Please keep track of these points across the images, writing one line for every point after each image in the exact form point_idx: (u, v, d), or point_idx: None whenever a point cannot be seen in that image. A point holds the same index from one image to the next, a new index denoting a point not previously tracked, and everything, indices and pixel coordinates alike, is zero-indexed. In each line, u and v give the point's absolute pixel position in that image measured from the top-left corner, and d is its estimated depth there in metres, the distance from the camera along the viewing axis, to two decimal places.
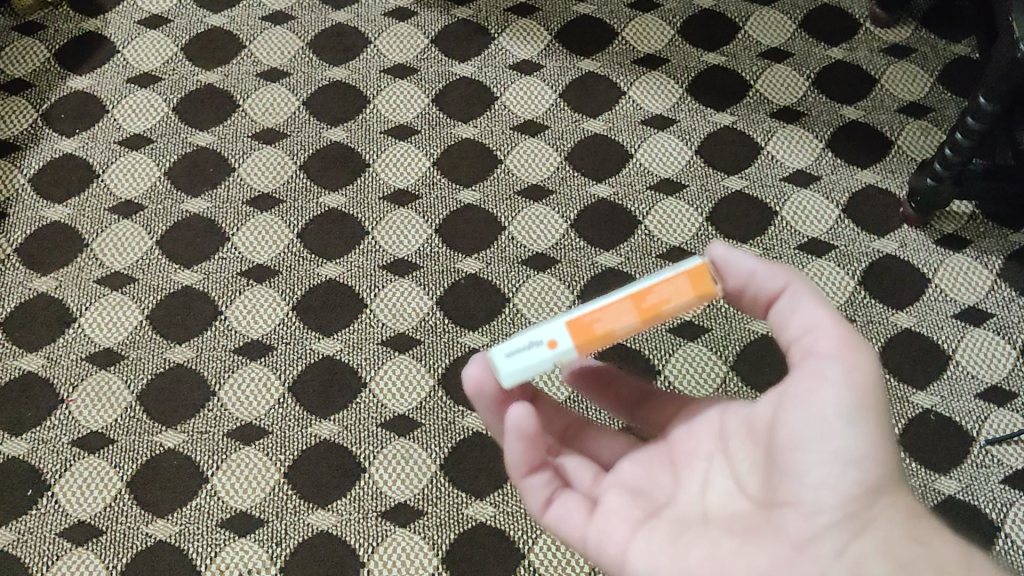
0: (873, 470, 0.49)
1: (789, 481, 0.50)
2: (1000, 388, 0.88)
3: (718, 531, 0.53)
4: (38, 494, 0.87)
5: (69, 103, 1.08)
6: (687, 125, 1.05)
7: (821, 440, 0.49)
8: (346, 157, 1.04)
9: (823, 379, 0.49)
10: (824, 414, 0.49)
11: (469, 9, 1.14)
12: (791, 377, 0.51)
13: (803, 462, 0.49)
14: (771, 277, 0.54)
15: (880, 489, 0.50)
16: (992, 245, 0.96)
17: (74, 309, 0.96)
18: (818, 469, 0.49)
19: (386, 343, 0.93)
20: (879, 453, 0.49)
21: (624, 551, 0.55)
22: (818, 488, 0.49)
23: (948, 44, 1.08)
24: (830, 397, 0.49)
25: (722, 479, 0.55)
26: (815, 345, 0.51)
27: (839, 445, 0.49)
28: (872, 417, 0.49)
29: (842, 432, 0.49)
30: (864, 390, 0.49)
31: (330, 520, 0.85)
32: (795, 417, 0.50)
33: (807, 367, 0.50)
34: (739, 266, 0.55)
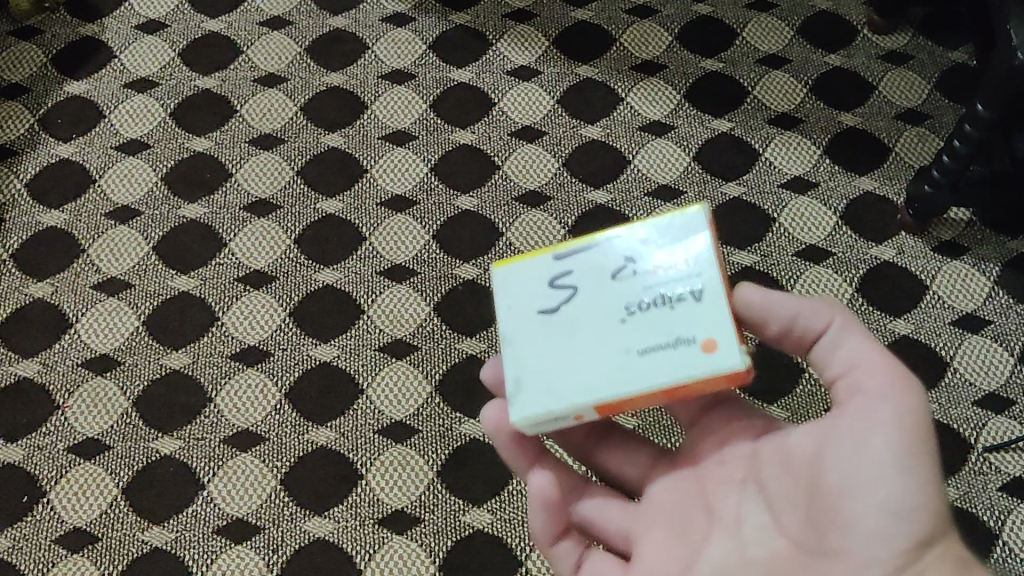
0: (926, 522, 0.49)
1: (837, 528, 0.50)
2: (998, 395, 0.88)
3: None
4: (33, 501, 0.87)
5: (66, 108, 1.08)
6: (685, 131, 1.05)
7: (872, 489, 0.49)
8: (344, 162, 1.04)
9: (875, 424, 0.50)
10: (875, 462, 0.49)
11: (467, 14, 1.14)
12: (839, 416, 0.52)
13: (853, 511, 0.50)
14: (814, 314, 0.56)
15: (930, 539, 0.49)
16: (990, 252, 0.96)
17: (71, 315, 0.96)
18: (869, 520, 0.49)
19: (383, 349, 0.93)
20: (930, 504, 0.49)
21: None
22: (868, 539, 0.49)
23: (946, 51, 1.08)
24: (882, 444, 0.49)
25: (760, 514, 0.56)
26: (864, 385, 0.52)
27: (889, 496, 0.49)
28: (925, 465, 0.49)
29: (893, 482, 0.49)
30: (915, 437, 0.49)
31: (327, 527, 0.85)
32: (843, 463, 0.50)
33: (856, 407, 0.52)
34: (779, 305, 0.57)
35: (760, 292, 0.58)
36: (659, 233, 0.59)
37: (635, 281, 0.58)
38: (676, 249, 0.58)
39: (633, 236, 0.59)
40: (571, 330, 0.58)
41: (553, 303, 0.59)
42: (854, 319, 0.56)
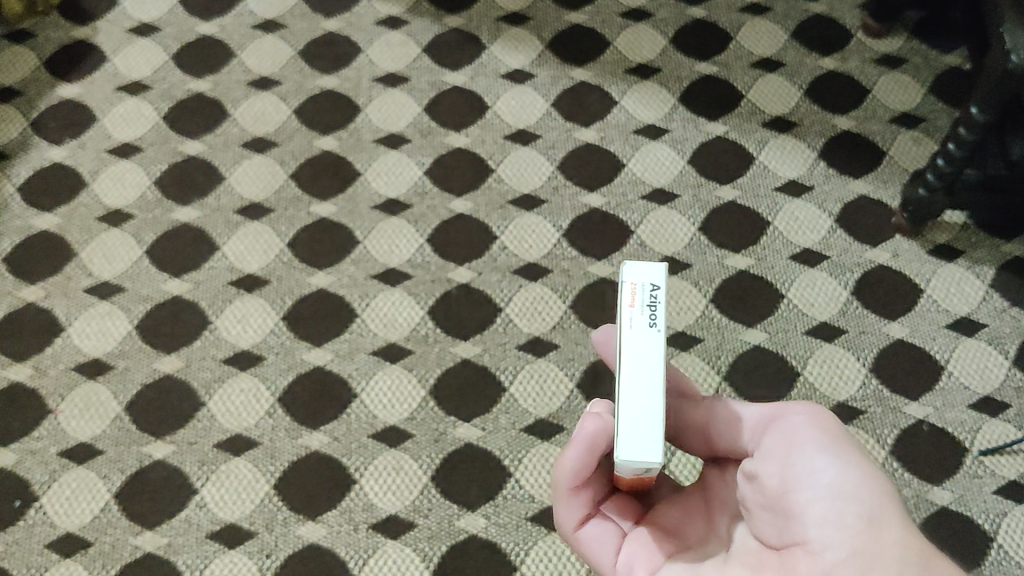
0: (872, 505, 0.52)
1: (793, 521, 0.53)
2: (993, 399, 0.88)
3: (732, 569, 0.54)
4: (25, 506, 0.86)
5: (58, 111, 1.08)
6: (679, 134, 1.05)
7: (812, 477, 0.53)
8: (337, 165, 1.04)
9: (804, 432, 0.56)
10: (811, 456, 0.54)
11: (461, 18, 1.13)
12: (768, 439, 0.58)
13: (801, 499, 0.53)
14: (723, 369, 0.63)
15: (883, 521, 0.51)
16: (984, 255, 0.96)
17: (63, 319, 0.95)
18: (815, 504, 0.52)
19: (376, 353, 0.92)
20: (873, 487, 0.53)
21: None
22: (819, 521, 0.52)
23: (939, 55, 1.08)
24: (812, 443, 0.55)
25: (742, 534, 0.58)
26: (780, 411, 0.59)
27: (831, 480, 0.53)
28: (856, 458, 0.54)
29: (830, 468, 0.53)
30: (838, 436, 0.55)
31: (320, 532, 0.84)
32: (784, 465, 0.55)
33: (785, 425, 0.58)
34: (671, 413, 0.66)
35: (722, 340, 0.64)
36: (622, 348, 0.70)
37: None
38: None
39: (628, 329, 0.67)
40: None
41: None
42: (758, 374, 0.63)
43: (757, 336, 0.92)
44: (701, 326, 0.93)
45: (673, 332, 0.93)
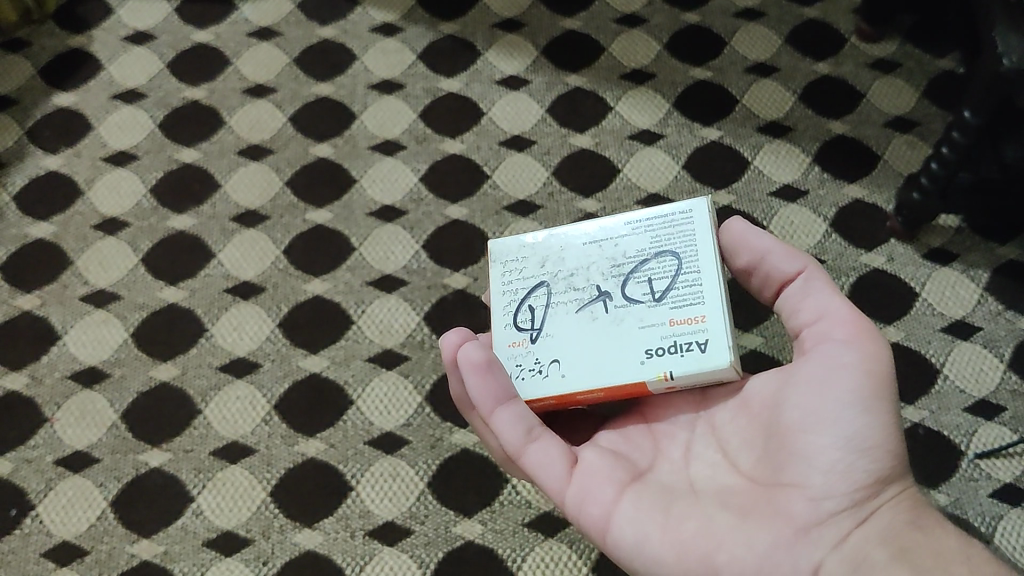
0: (881, 463, 0.55)
1: (800, 463, 0.55)
2: (988, 402, 0.88)
3: (714, 508, 0.57)
4: (21, 515, 0.86)
5: (54, 120, 1.08)
6: (674, 140, 1.05)
7: (835, 424, 0.55)
8: (333, 173, 1.04)
9: (834, 364, 0.56)
10: (835, 399, 0.55)
11: (456, 25, 1.14)
12: (803, 357, 0.58)
13: (815, 444, 0.55)
14: (786, 258, 0.64)
15: (887, 478, 0.55)
16: (979, 258, 0.96)
17: (58, 328, 0.95)
18: (829, 454, 0.55)
19: (372, 359, 0.92)
20: (886, 446, 0.55)
21: (610, 513, 0.59)
22: (828, 471, 0.55)
23: (933, 59, 1.08)
24: (846, 382, 0.55)
25: (714, 456, 0.61)
26: (829, 330, 0.59)
27: (851, 432, 0.55)
28: (883, 410, 0.55)
29: (856, 417, 0.55)
30: (875, 378, 0.56)
31: (317, 540, 0.84)
32: (804, 400, 0.56)
33: (820, 349, 0.58)
34: (756, 242, 0.65)
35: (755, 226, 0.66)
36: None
37: (580, 272, 0.66)
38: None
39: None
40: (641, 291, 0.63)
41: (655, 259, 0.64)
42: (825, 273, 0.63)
43: (753, 341, 0.91)
44: None
45: None
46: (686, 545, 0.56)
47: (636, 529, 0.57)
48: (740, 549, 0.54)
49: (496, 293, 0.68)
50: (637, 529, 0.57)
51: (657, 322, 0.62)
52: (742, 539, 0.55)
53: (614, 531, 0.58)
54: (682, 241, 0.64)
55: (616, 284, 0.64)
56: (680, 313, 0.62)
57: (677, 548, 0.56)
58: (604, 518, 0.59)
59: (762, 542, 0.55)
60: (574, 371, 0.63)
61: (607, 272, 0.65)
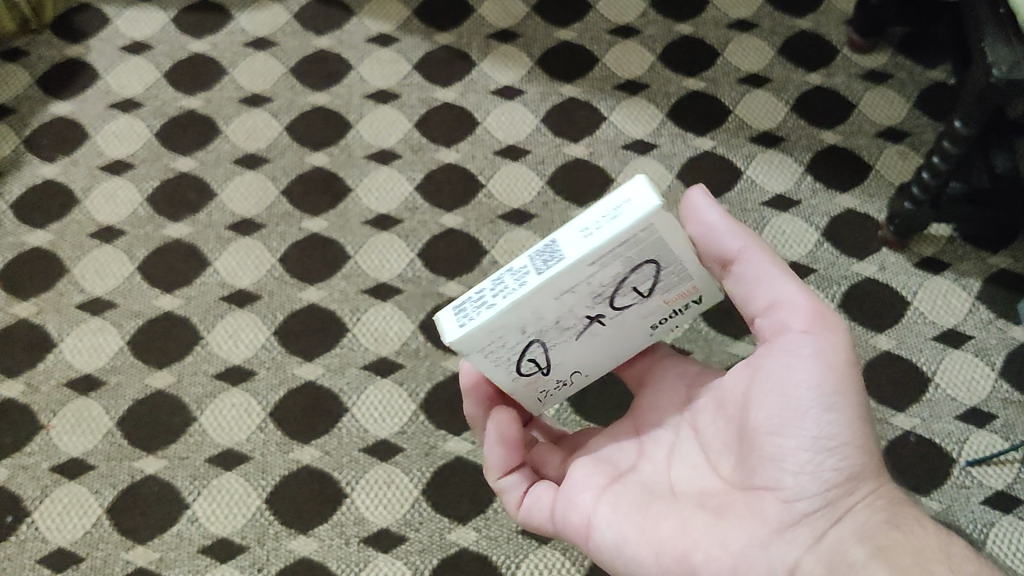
0: (854, 459, 0.51)
1: (768, 466, 0.52)
2: (980, 410, 0.89)
3: (690, 509, 0.55)
4: (17, 521, 0.87)
5: (51, 129, 1.08)
6: (667, 149, 1.06)
7: (803, 425, 0.51)
8: (328, 181, 1.04)
9: (802, 361, 0.52)
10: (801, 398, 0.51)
11: (451, 35, 1.15)
12: (768, 354, 0.54)
13: (782, 445, 0.51)
14: (730, 237, 0.55)
15: (863, 474, 0.51)
16: (970, 267, 0.97)
17: (54, 335, 0.96)
18: (796, 455, 0.51)
19: (367, 367, 0.93)
20: (857, 439, 0.51)
21: (590, 517, 0.58)
22: (798, 472, 0.51)
23: (924, 70, 1.09)
24: (816, 379, 0.51)
25: (692, 456, 0.59)
26: (787, 320, 0.53)
27: (815, 430, 0.50)
28: (848, 402, 0.51)
29: (819, 415, 0.50)
30: (837, 368, 0.51)
31: (312, 547, 0.84)
32: (771, 403, 0.52)
33: (782, 346, 0.53)
34: (704, 217, 0.56)
35: (701, 197, 0.57)
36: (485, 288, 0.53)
37: (566, 318, 0.54)
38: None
39: (526, 275, 0.50)
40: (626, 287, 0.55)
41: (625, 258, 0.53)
42: (764, 248, 0.55)
43: (746, 349, 0.92)
44: (690, 339, 0.94)
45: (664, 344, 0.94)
46: (664, 546, 0.54)
47: (615, 530, 0.57)
48: (717, 550, 0.51)
49: (480, 363, 0.56)
50: (615, 535, 0.56)
51: (655, 307, 0.57)
52: (716, 542, 0.52)
53: (596, 534, 0.58)
54: (659, 253, 0.51)
55: (607, 305, 0.55)
56: (675, 293, 0.56)
57: (654, 550, 0.54)
58: (586, 525, 0.58)
59: (736, 542, 0.51)
60: (592, 365, 0.62)
61: (593, 301, 0.53)
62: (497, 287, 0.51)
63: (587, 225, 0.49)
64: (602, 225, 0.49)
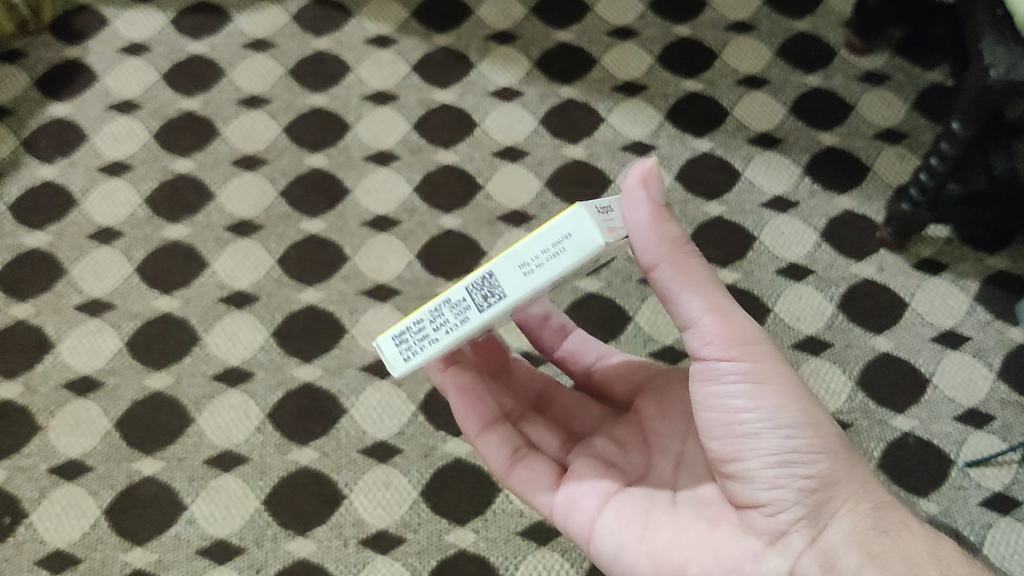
0: (822, 466, 0.51)
1: (744, 486, 0.52)
2: (978, 411, 0.89)
3: (687, 519, 0.55)
4: (15, 522, 0.86)
5: (50, 130, 1.08)
6: (665, 150, 1.06)
7: (760, 445, 0.51)
8: (327, 183, 1.04)
9: (730, 385, 0.52)
10: (748, 420, 0.51)
11: (450, 37, 1.15)
12: (696, 383, 0.54)
13: (745, 467, 0.52)
14: (649, 247, 0.50)
15: (837, 478, 0.51)
16: (969, 269, 0.97)
17: (53, 336, 0.95)
18: (764, 473, 0.51)
19: (366, 368, 0.93)
20: (818, 447, 0.51)
21: (592, 523, 0.59)
22: (771, 486, 0.51)
23: (922, 72, 1.09)
24: (754, 400, 0.51)
25: (694, 468, 0.59)
26: (703, 348, 0.52)
27: (771, 447, 0.51)
28: (797, 415, 0.51)
29: (772, 435, 0.51)
30: (772, 384, 0.51)
31: (310, 548, 0.84)
32: (719, 428, 0.53)
33: (704, 373, 0.52)
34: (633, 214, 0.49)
35: (636, 185, 0.49)
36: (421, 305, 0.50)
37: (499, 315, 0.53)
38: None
39: (466, 315, 0.47)
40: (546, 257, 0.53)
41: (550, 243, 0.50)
42: (687, 254, 0.51)
43: None
44: (688, 340, 0.94)
45: (662, 345, 0.94)
46: (661, 558, 0.54)
47: (615, 538, 0.57)
48: (709, 562, 0.52)
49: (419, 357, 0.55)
50: (615, 543, 0.57)
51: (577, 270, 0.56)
52: (709, 552, 0.52)
53: (598, 541, 0.58)
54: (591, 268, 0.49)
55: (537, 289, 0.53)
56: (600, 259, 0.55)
57: (653, 560, 0.55)
58: (590, 529, 0.59)
59: (731, 554, 0.51)
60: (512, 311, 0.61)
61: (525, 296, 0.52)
62: (438, 320, 0.48)
63: (527, 261, 0.46)
64: (542, 262, 0.45)
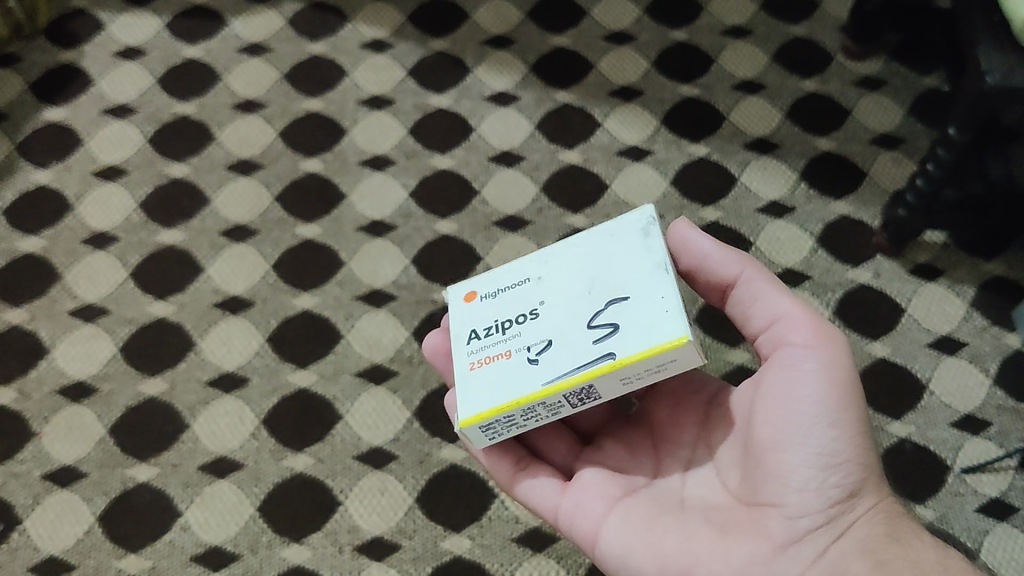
0: (853, 474, 0.55)
1: (774, 482, 0.55)
2: (974, 417, 0.89)
3: (697, 522, 0.57)
4: (8, 529, 0.86)
5: (44, 135, 1.08)
6: (662, 156, 1.06)
7: (810, 439, 0.54)
8: (323, 188, 1.04)
9: (802, 375, 0.56)
10: (801, 416, 0.55)
11: (446, 41, 1.14)
12: (768, 369, 0.58)
13: (785, 461, 0.55)
14: (729, 261, 0.61)
15: (863, 487, 0.55)
16: (965, 274, 0.97)
17: (47, 341, 0.95)
18: (801, 471, 0.54)
19: (361, 374, 0.93)
20: (855, 456, 0.55)
21: (598, 527, 0.60)
22: (802, 489, 0.54)
23: (919, 77, 1.09)
24: (819, 392, 0.55)
25: (704, 472, 0.61)
26: (788, 335, 0.58)
27: (817, 447, 0.54)
28: (847, 420, 0.55)
29: (822, 432, 0.54)
30: (835, 384, 0.55)
31: (305, 555, 0.84)
32: (776, 415, 0.56)
33: (784, 358, 0.57)
34: (695, 245, 0.62)
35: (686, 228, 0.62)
36: (508, 395, 0.56)
37: None
38: (479, 379, 0.58)
39: (558, 408, 0.58)
40: (574, 283, 0.59)
41: (602, 305, 0.57)
42: (763, 271, 0.61)
43: (741, 356, 0.92)
44: None
45: None
46: (667, 559, 0.56)
47: (622, 540, 0.58)
48: (719, 564, 0.54)
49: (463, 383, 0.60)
50: (622, 543, 0.58)
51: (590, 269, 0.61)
52: (721, 555, 0.55)
53: (602, 542, 0.59)
54: None
55: None
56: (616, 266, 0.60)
57: (659, 562, 0.56)
58: (593, 532, 0.60)
59: (741, 557, 0.54)
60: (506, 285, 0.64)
61: None
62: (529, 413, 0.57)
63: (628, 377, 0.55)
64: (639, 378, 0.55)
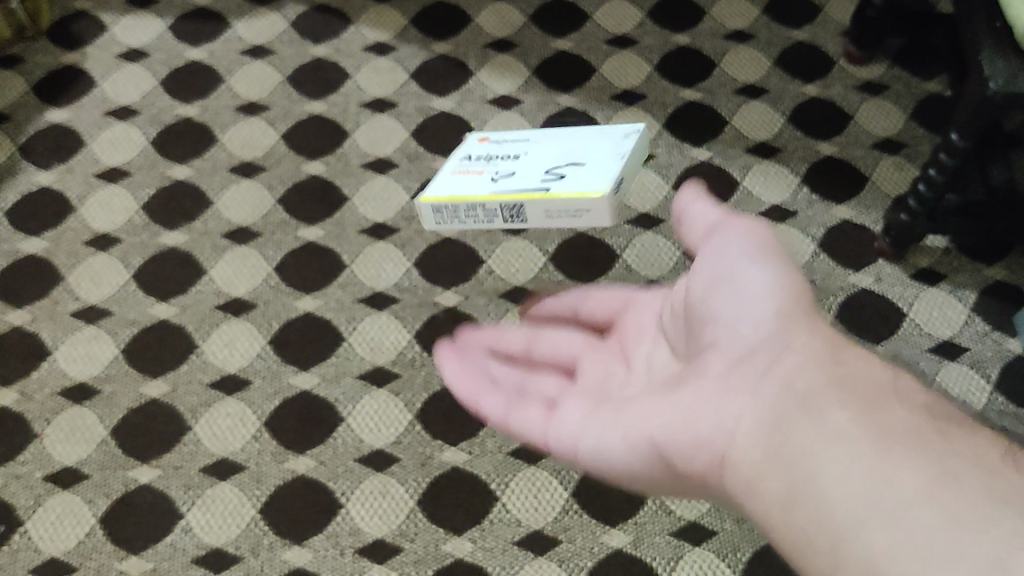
0: (783, 296, 0.55)
1: (709, 328, 0.56)
2: (984, 417, 0.87)
3: (652, 394, 0.59)
4: (8, 531, 0.85)
5: (47, 136, 1.08)
6: (663, 160, 1.06)
7: (733, 281, 0.56)
8: (325, 190, 1.04)
9: (726, 240, 0.59)
10: (729, 260, 0.57)
11: (449, 45, 1.15)
12: (704, 249, 0.61)
13: (713, 306, 0.57)
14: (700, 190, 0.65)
15: (798, 306, 0.54)
16: (966, 279, 0.97)
17: (49, 343, 0.95)
18: (727, 307, 0.56)
19: (363, 377, 0.93)
20: (782, 289, 0.55)
21: (578, 430, 0.63)
22: (730, 319, 0.55)
23: (920, 82, 1.09)
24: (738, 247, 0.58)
25: (663, 355, 0.63)
26: (718, 222, 0.61)
27: (743, 288, 0.56)
28: (769, 263, 0.57)
29: (744, 272, 0.56)
30: (757, 242, 0.58)
31: (306, 557, 0.83)
32: (706, 272, 0.58)
33: (712, 236, 0.61)
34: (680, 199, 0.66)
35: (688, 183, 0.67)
36: None
37: None
38: None
39: None
40: None
41: None
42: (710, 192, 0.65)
43: None
44: None
45: None
46: (629, 429, 0.58)
47: (594, 437, 0.61)
48: (665, 415, 0.55)
49: None
50: (597, 436, 0.61)
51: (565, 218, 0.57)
52: (669, 409, 0.55)
53: (580, 445, 0.62)
54: None
55: None
56: None
57: (625, 436, 0.59)
58: (572, 441, 0.63)
59: (681, 401, 0.55)
60: None
61: None
62: None
63: None
64: None
